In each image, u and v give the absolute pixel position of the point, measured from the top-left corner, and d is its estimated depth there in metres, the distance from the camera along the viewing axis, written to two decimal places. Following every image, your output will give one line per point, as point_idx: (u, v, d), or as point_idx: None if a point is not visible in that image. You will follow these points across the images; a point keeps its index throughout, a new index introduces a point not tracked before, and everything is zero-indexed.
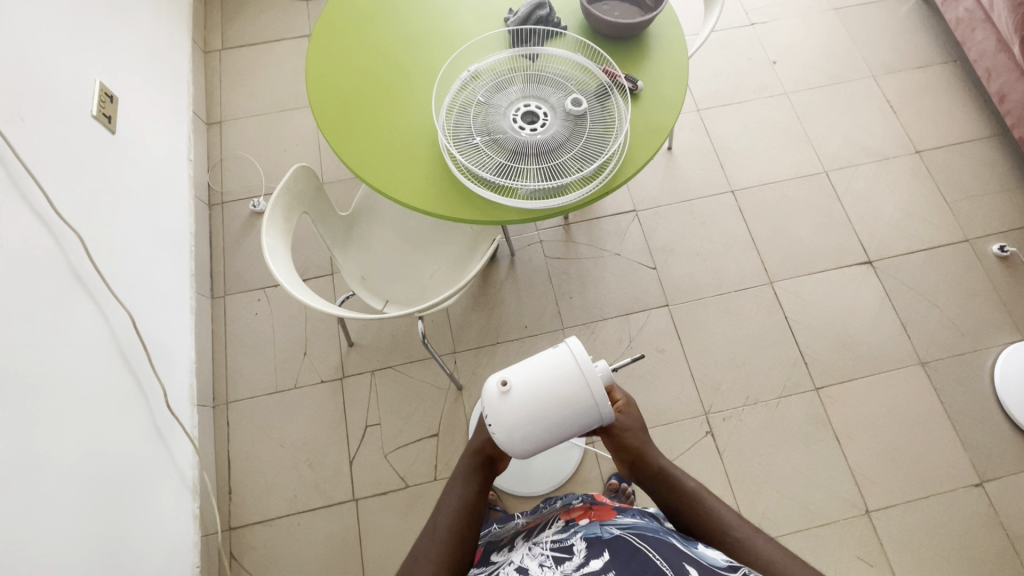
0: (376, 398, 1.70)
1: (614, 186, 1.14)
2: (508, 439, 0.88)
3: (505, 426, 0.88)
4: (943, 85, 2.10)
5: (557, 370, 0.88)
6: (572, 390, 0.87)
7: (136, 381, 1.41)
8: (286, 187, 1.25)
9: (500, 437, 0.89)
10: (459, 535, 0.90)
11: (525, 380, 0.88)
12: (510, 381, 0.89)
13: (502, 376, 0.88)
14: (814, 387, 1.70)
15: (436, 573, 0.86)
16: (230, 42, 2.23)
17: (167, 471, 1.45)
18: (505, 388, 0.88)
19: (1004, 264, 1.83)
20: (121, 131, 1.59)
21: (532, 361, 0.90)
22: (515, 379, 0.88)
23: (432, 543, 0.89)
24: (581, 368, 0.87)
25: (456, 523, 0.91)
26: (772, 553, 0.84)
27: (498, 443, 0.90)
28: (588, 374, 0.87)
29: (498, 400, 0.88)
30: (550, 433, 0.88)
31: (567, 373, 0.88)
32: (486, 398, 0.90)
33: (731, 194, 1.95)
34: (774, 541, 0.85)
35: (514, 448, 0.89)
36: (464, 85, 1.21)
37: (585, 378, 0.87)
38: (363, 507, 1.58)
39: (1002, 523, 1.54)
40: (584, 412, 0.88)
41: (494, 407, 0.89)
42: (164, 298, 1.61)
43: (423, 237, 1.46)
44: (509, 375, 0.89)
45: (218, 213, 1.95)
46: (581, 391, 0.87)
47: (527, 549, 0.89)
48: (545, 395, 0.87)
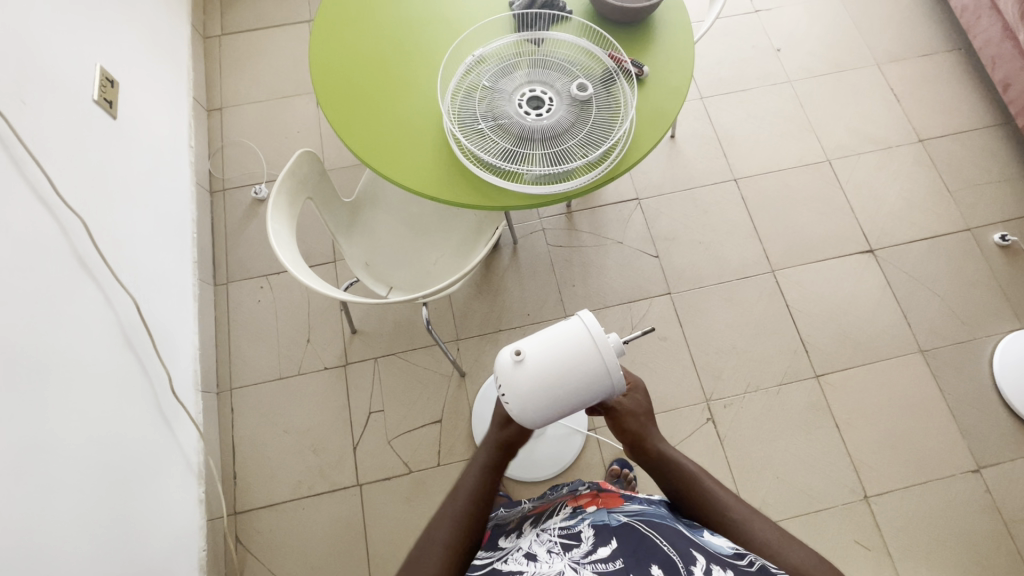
0: (380, 385, 1.71)
1: (619, 172, 1.14)
2: (520, 409, 0.89)
3: (517, 396, 0.88)
4: (947, 73, 2.09)
5: (570, 341, 0.88)
6: (585, 361, 0.87)
7: (140, 365, 1.41)
8: (289, 172, 1.24)
9: (513, 408, 0.90)
10: (470, 521, 0.91)
11: (539, 350, 0.89)
12: (524, 351, 0.89)
13: (516, 346, 0.89)
14: (814, 374, 1.71)
15: (446, 558, 0.86)
16: (229, 28, 2.21)
17: (173, 456, 1.46)
18: (519, 357, 0.89)
19: (1005, 253, 1.84)
20: (123, 116, 1.57)
21: (545, 332, 0.90)
22: (529, 349, 0.89)
23: (446, 525, 0.89)
24: (594, 340, 0.87)
25: (468, 510, 0.92)
26: (769, 534, 0.85)
27: (511, 413, 0.91)
28: (601, 346, 0.87)
29: (512, 370, 0.89)
30: (562, 405, 0.89)
31: (581, 345, 0.88)
32: (499, 368, 0.91)
33: (734, 182, 1.95)
34: (772, 524, 0.87)
35: (526, 419, 0.90)
36: (469, 70, 1.20)
37: (598, 349, 0.87)
38: (368, 491, 1.60)
39: (998, 507, 1.56)
40: (596, 384, 0.88)
41: (506, 377, 0.90)
42: (167, 285, 1.61)
43: (428, 224, 1.46)
44: (522, 346, 0.90)
45: (220, 200, 1.94)
46: (594, 363, 0.87)
47: (535, 536, 0.89)
48: (559, 366, 0.87)
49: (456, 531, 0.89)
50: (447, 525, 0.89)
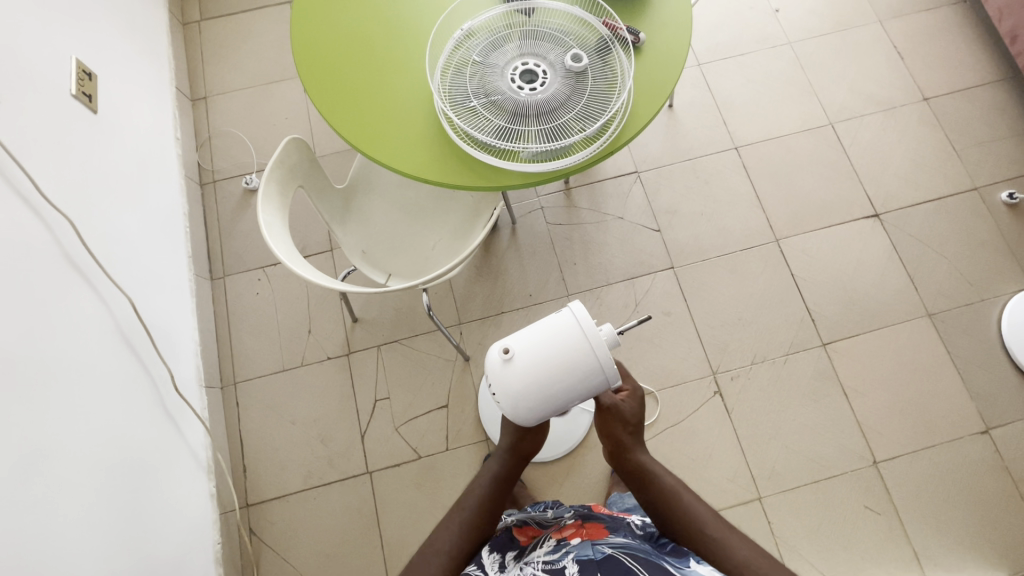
0: (385, 372, 1.70)
1: (618, 146, 1.10)
2: (512, 407, 0.88)
3: (508, 395, 0.87)
4: (952, 27, 2.02)
5: (561, 335, 0.86)
6: (577, 354, 0.86)
7: (141, 365, 1.40)
8: (279, 161, 1.20)
9: (504, 406, 0.88)
10: (476, 528, 0.97)
11: (528, 348, 0.87)
12: (513, 349, 0.87)
13: (504, 344, 0.87)
14: (821, 343, 1.70)
15: (449, 562, 0.92)
16: (208, 12, 2.14)
17: (181, 453, 1.46)
18: (508, 356, 0.87)
19: (1012, 211, 1.80)
20: (104, 110, 1.53)
21: (534, 327, 0.88)
22: (518, 347, 0.87)
23: (451, 530, 0.95)
24: (585, 333, 0.86)
25: (474, 517, 0.98)
26: (748, 553, 0.89)
27: (502, 412, 0.90)
28: (593, 338, 0.86)
29: (501, 368, 0.87)
30: (554, 401, 0.88)
31: (572, 338, 0.86)
32: (489, 367, 0.89)
33: (734, 151, 1.91)
34: (750, 542, 0.91)
35: (518, 417, 0.89)
36: (458, 44, 1.16)
37: (589, 342, 0.86)
38: (378, 479, 1.60)
39: (1007, 467, 1.57)
40: (589, 378, 0.87)
41: (496, 375, 0.88)
42: (163, 282, 1.59)
43: (423, 208, 1.43)
44: (510, 343, 0.88)
45: (210, 192, 1.90)
46: (585, 356, 0.86)
47: (518, 571, 0.90)
48: (549, 362, 0.86)
49: (460, 537, 0.95)
50: (451, 530, 0.95)
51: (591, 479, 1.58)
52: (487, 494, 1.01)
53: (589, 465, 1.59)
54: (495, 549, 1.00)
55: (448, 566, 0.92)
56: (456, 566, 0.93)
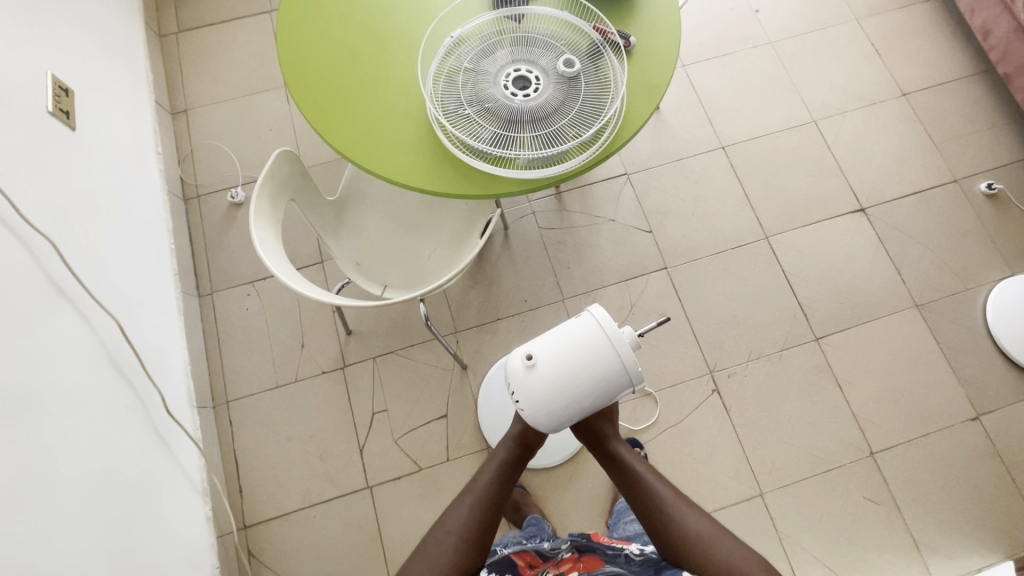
0: (381, 384, 1.68)
1: (613, 151, 1.10)
2: (536, 414, 0.88)
3: (532, 401, 0.87)
4: (926, 24, 2.08)
5: (584, 339, 0.87)
6: (601, 358, 0.86)
7: (130, 388, 1.36)
8: (269, 173, 1.18)
9: (527, 412, 0.89)
10: (488, 514, 0.96)
11: (552, 353, 0.87)
12: (536, 355, 0.88)
13: (527, 351, 0.88)
14: (815, 337, 1.72)
15: (459, 544, 0.92)
16: (186, 24, 2.09)
17: (175, 477, 1.42)
18: (531, 362, 0.87)
19: (991, 201, 1.85)
20: (83, 127, 1.48)
21: (556, 334, 0.89)
22: (540, 353, 0.88)
23: (461, 512, 0.95)
24: (607, 335, 0.86)
25: (486, 505, 0.96)
26: (704, 529, 0.93)
27: (525, 419, 0.90)
28: (615, 340, 0.86)
29: (524, 374, 0.88)
30: (578, 407, 0.88)
31: (595, 341, 0.86)
32: (512, 374, 0.90)
33: (721, 150, 1.93)
34: (708, 518, 0.95)
35: (541, 423, 0.89)
36: (449, 51, 1.14)
37: (613, 344, 0.86)
38: (378, 494, 1.58)
39: (998, 452, 1.60)
40: (613, 380, 0.87)
41: (520, 383, 0.89)
42: (150, 301, 1.55)
43: (416, 217, 1.41)
44: (533, 349, 0.89)
45: (195, 207, 1.86)
46: (609, 358, 0.86)
47: None
48: (573, 366, 0.86)
49: (469, 520, 0.94)
50: (462, 512, 0.95)
51: (594, 483, 1.58)
52: (496, 481, 0.99)
53: (592, 469, 1.59)
54: (495, 570, 1.00)
55: (456, 549, 0.92)
56: (466, 549, 0.92)
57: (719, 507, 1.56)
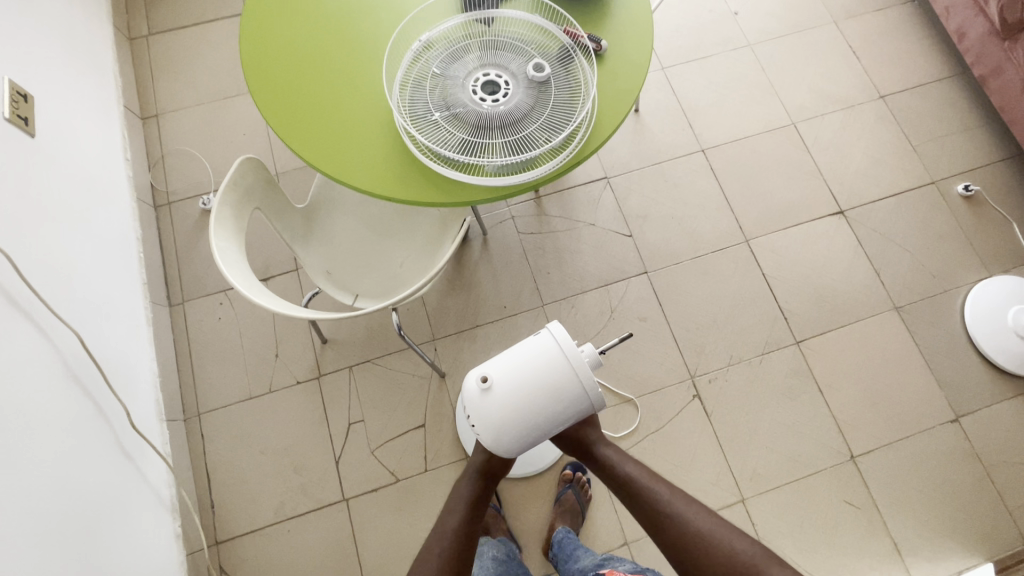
0: (357, 393, 1.64)
1: (584, 156, 1.08)
2: (494, 437, 0.86)
3: (489, 425, 0.85)
4: (903, 25, 2.08)
5: (540, 359, 0.85)
6: (560, 377, 0.84)
7: (93, 402, 1.31)
8: (231, 182, 1.14)
9: (485, 436, 0.87)
10: (458, 560, 0.93)
11: (507, 376, 0.85)
12: (491, 377, 0.86)
13: (482, 373, 0.86)
14: (795, 340, 1.71)
15: None
16: (156, 27, 2.05)
17: (142, 494, 1.38)
18: (486, 384, 0.85)
19: (968, 203, 1.86)
20: (43, 133, 1.43)
21: (512, 354, 0.87)
22: (495, 375, 0.86)
23: (431, 562, 0.91)
24: (565, 355, 0.84)
25: (455, 548, 0.93)
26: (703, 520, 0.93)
27: (484, 442, 0.89)
28: (574, 360, 0.84)
29: (480, 398, 0.86)
30: (537, 429, 0.86)
31: (553, 360, 0.85)
32: (468, 396, 0.88)
33: (701, 153, 1.92)
34: (704, 509, 0.95)
35: (501, 447, 0.87)
36: (417, 56, 1.12)
37: (571, 363, 0.84)
38: (355, 506, 1.54)
39: (977, 454, 1.60)
40: (573, 401, 0.85)
41: (476, 405, 0.87)
42: (117, 313, 1.50)
43: (389, 225, 1.38)
44: (488, 371, 0.87)
45: (166, 214, 1.82)
46: (568, 379, 0.84)
47: None
48: (530, 386, 0.84)
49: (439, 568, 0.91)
50: (433, 561, 0.91)
51: None
52: (464, 521, 0.96)
53: None
54: None
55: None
56: None
57: None
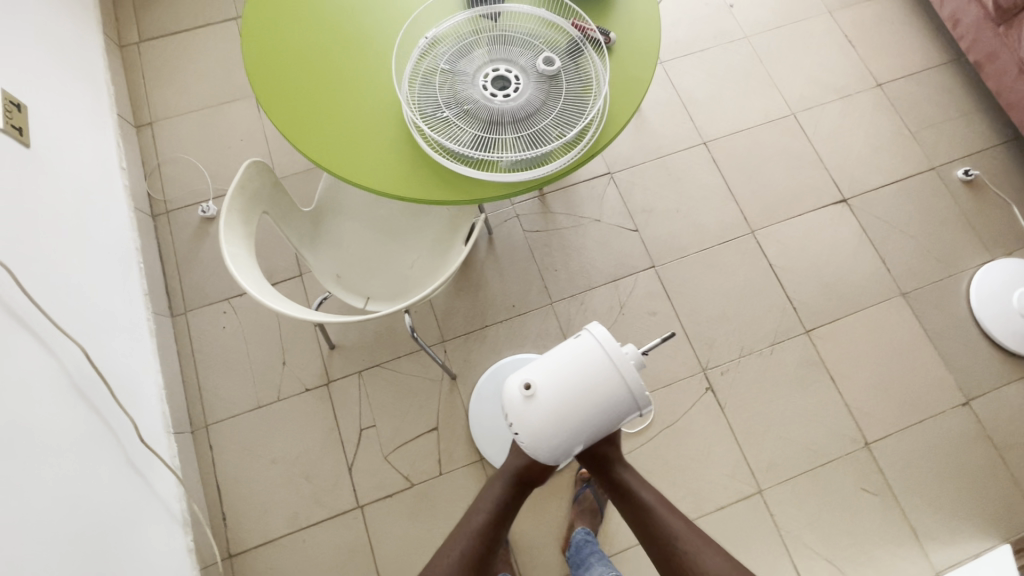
0: (368, 399, 1.62)
1: (598, 150, 1.07)
2: (537, 445, 0.84)
3: (532, 433, 0.84)
4: (897, 14, 2.10)
5: (584, 361, 0.84)
6: (605, 379, 0.83)
7: (100, 417, 1.28)
8: (239, 186, 1.12)
9: (528, 445, 0.85)
10: (477, 559, 0.93)
11: (550, 380, 0.84)
12: (534, 384, 0.84)
13: (524, 380, 0.84)
14: (804, 330, 1.71)
15: None
16: (147, 33, 2.01)
17: (153, 509, 1.35)
18: (530, 391, 0.84)
19: (969, 187, 1.87)
20: (38, 143, 1.40)
21: (553, 358, 0.86)
22: (538, 381, 0.84)
23: (451, 557, 0.92)
24: (609, 355, 0.83)
25: (475, 548, 0.93)
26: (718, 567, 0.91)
27: (526, 451, 0.87)
28: (618, 361, 0.83)
29: (522, 405, 0.84)
30: (582, 434, 0.85)
31: (597, 363, 0.83)
32: (509, 404, 0.86)
33: (703, 146, 1.91)
34: (720, 554, 0.92)
35: (544, 456, 0.85)
36: (424, 53, 1.10)
37: (615, 364, 0.83)
38: (370, 513, 1.52)
39: (989, 436, 1.61)
40: (619, 404, 0.84)
41: (518, 413, 0.85)
42: (119, 324, 1.47)
43: (397, 226, 1.37)
44: (530, 377, 0.85)
45: (164, 223, 1.79)
46: (613, 379, 0.83)
47: None
48: (575, 390, 0.83)
49: (458, 567, 0.92)
50: (452, 558, 0.92)
51: None
52: (489, 523, 0.94)
53: None
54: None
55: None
56: None
57: (718, 507, 1.54)
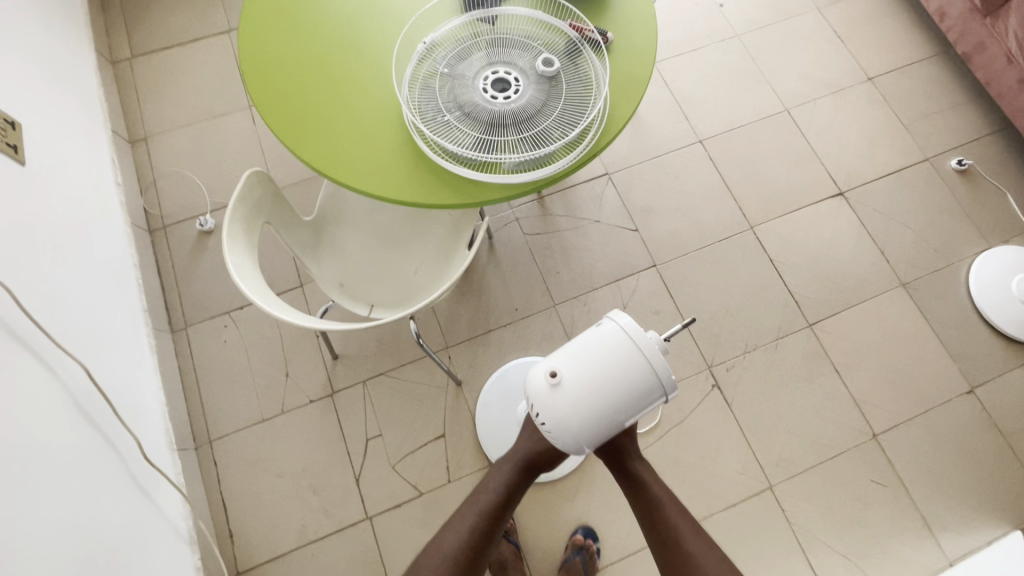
0: (373, 408, 1.60)
1: (600, 149, 1.07)
2: (563, 433, 0.83)
3: (559, 420, 0.83)
4: (884, 9, 2.12)
5: (609, 347, 0.83)
6: (631, 365, 0.82)
7: (102, 436, 1.26)
8: (241, 196, 1.11)
9: (555, 432, 0.84)
10: (482, 537, 0.90)
11: (576, 368, 0.83)
12: (560, 372, 0.84)
13: (550, 368, 0.84)
14: (808, 323, 1.72)
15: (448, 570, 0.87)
16: (139, 48, 2.01)
17: (158, 529, 1.32)
18: (556, 379, 0.83)
19: (963, 177, 1.89)
20: (33, 160, 1.38)
21: (578, 346, 0.85)
22: (564, 369, 0.84)
23: (458, 532, 0.89)
24: (634, 340, 0.83)
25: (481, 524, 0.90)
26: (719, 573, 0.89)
27: (553, 440, 0.85)
28: (644, 346, 0.82)
29: (548, 393, 0.84)
30: (610, 421, 0.83)
31: (622, 349, 0.83)
32: (534, 393, 0.86)
33: (699, 144, 1.92)
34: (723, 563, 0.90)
35: (571, 444, 0.84)
36: (423, 57, 1.10)
37: (641, 350, 0.82)
38: (379, 524, 1.50)
39: (996, 423, 1.61)
40: (646, 389, 0.82)
41: (544, 402, 0.84)
42: (119, 341, 1.45)
43: (400, 233, 1.36)
44: (555, 366, 0.85)
45: (161, 238, 1.77)
46: (639, 364, 0.82)
47: None
48: (600, 376, 0.82)
49: (465, 542, 0.89)
50: (459, 532, 0.89)
51: (603, 492, 1.53)
52: (498, 503, 0.91)
53: (599, 476, 1.54)
54: None
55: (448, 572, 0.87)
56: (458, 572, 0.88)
57: (730, 504, 1.53)
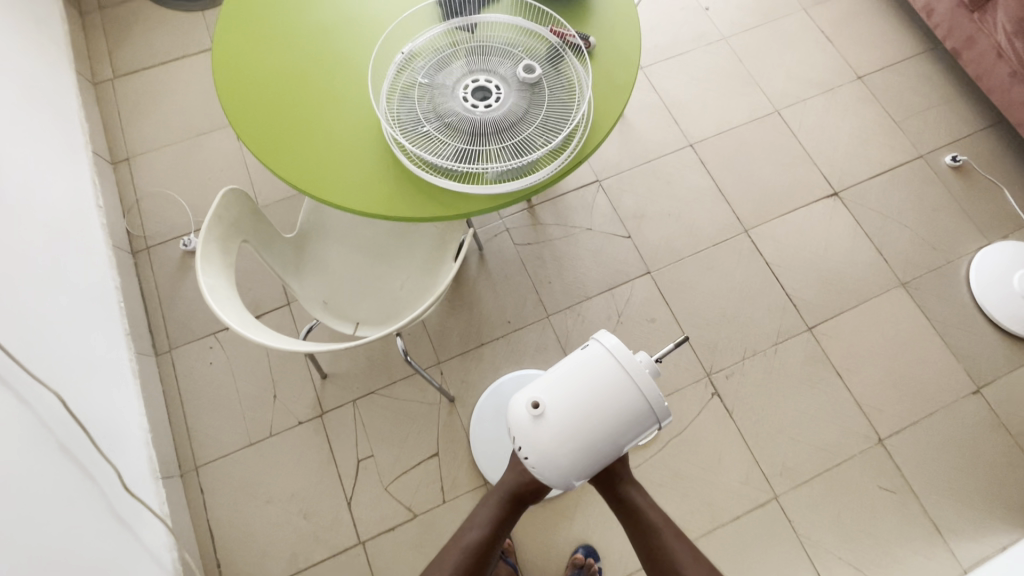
0: (364, 428, 1.56)
1: (585, 155, 1.04)
2: (549, 468, 0.80)
3: (543, 454, 0.79)
4: (871, 7, 2.11)
5: (594, 372, 0.80)
6: (618, 390, 0.78)
7: (82, 469, 1.22)
8: (216, 215, 1.07)
9: (540, 467, 0.80)
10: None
11: (559, 397, 0.80)
12: (543, 402, 0.80)
13: (533, 399, 0.80)
14: (807, 327, 1.68)
15: None
16: (121, 68, 1.98)
17: (141, 563, 1.27)
18: (539, 411, 0.79)
19: (958, 173, 1.86)
20: (8, 184, 1.35)
21: (562, 373, 0.82)
22: (547, 399, 0.80)
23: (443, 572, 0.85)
24: (620, 364, 0.79)
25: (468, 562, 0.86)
26: None
27: (538, 474, 0.81)
28: (631, 370, 0.79)
29: (532, 425, 0.80)
30: (598, 452, 0.79)
31: (608, 373, 0.79)
32: (517, 425, 0.82)
33: (690, 148, 1.90)
34: None
35: (557, 478, 0.80)
36: (402, 68, 1.08)
37: (628, 374, 0.79)
38: (372, 548, 1.45)
39: (1004, 424, 1.57)
40: (635, 416, 0.79)
41: (527, 434, 0.80)
42: (99, 368, 1.41)
43: (384, 248, 1.32)
44: (538, 396, 0.81)
45: (145, 259, 1.73)
46: (627, 391, 0.78)
47: None
48: (586, 404, 0.79)
49: None
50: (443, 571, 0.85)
51: (603, 508, 1.48)
52: (485, 539, 0.87)
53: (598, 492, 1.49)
54: None
55: None
56: None
57: (735, 517, 1.48)
